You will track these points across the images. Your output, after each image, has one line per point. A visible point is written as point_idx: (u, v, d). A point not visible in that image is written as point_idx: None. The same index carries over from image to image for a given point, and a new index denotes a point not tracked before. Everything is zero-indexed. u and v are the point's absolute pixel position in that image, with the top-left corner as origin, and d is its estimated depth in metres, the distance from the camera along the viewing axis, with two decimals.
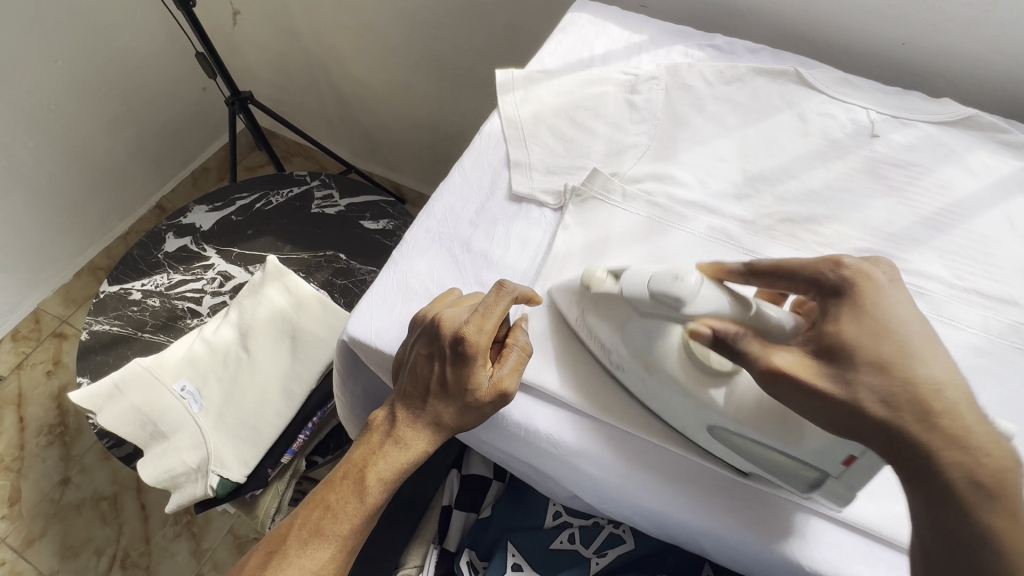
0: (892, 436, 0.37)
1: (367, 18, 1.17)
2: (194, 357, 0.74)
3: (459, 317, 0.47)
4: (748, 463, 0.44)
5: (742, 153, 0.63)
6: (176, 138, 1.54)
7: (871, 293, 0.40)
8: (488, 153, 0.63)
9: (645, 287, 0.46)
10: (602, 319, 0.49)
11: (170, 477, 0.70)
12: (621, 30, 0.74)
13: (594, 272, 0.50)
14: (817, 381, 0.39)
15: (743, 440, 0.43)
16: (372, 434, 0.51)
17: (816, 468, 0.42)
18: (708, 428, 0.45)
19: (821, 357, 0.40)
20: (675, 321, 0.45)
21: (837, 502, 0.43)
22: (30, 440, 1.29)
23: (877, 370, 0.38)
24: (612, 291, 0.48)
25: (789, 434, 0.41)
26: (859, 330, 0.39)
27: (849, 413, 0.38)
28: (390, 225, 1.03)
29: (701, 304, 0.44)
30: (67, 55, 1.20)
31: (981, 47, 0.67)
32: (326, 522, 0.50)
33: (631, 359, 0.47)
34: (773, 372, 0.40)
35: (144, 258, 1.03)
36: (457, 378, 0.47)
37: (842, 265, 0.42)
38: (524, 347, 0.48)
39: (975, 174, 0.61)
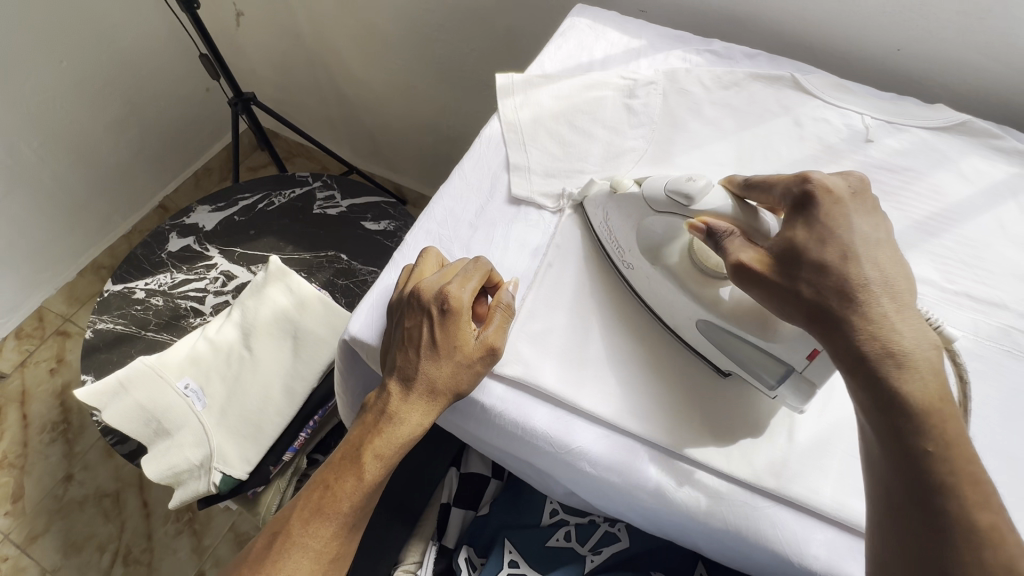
0: (825, 319, 0.39)
1: (370, 21, 1.18)
2: (197, 355, 0.75)
3: (439, 282, 0.49)
4: (725, 357, 0.49)
5: (739, 157, 0.64)
6: (178, 138, 1.55)
7: (830, 203, 0.42)
8: (488, 155, 0.64)
9: (662, 189, 0.50)
10: (623, 217, 0.53)
11: (173, 474, 0.71)
12: (620, 34, 0.76)
13: (623, 179, 0.54)
14: (769, 273, 0.42)
15: (726, 335, 0.48)
16: (366, 414, 0.50)
17: (783, 362, 0.46)
18: (698, 324, 0.50)
19: (776, 257, 0.42)
20: (682, 218, 0.49)
21: (799, 401, 0.47)
22: (33, 437, 1.30)
23: (816, 265, 0.40)
24: (635, 193, 0.52)
25: (764, 327, 0.46)
26: (810, 233, 0.42)
27: (791, 299, 0.41)
28: (391, 225, 1.04)
29: (709, 202, 0.47)
30: (70, 55, 1.21)
31: (974, 54, 0.68)
32: (326, 503, 0.49)
33: (641, 258, 0.53)
34: (737, 266, 0.43)
35: (147, 258, 1.04)
36: (446, 338, 0.48)
37: (807, 180, 0.44)
38: (508, 306, 0.51)
39: (967, 179, 0.62)
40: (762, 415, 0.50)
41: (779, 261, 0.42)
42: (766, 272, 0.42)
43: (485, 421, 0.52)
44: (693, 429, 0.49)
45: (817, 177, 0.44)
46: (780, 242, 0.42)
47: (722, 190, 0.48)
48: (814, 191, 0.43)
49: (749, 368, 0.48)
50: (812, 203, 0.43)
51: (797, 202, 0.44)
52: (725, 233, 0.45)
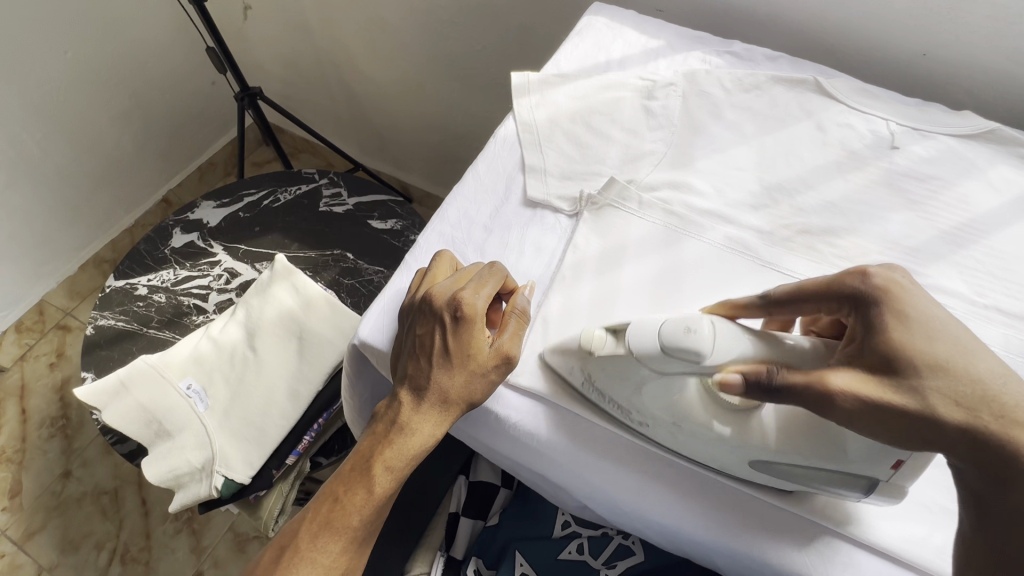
0: (975, 441, 0.35)
1: (380, 17, 1.16)
2: (201, 355, 0.74)
3: (452, 288, 0.47)
4: (790, 483, 0.43)
5: (760, 162, 0.63)
6: (184, 132, 1.53)
7: (904, 293, 0.39)
8: (502, 156, 0.62)
9: (655, 341, 0.42)
10: (614, 380, 0.45)
11: (174, 476, 0.69)
12: (638, 34, 0.74)
13: (593, 332, 0.46)
14: (887, 396, 0.37)
15: (790, 467, 0.42)
16: (376, 424, 0.48)
17: (864, 476, 0.41)
18: (750, 462, 0.43)
19: (879, 371, 0.38)
20: (698, 373, 0.42)
21: (891, 498, 0.42)
22: (31, 432, 1.29)
23: (937, 373, 0.37)
24: (615, 351, 0.44)
25: (836, 452, 0.40)
26: (909, 332, 0.38)
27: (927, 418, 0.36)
28: (398, 225, 1.03)
29: (720, 355, 0.40)
30: (77, 46, 1.20)
31: (1002, 60, 0.67)
32: (336, 515, 0.48)
33: (654, 412, 0.44)
34: (832, 398, 0.37)
35: (150, 253, 1.03)
36: (459, 346, 0.46)
37: (868, 275, 0.41)
38: (523, 312, 0.49)
39: (996, 188, 0.60)
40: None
41: (890, 383, 0.37)
42: (884, 396, 0.37)
43: (498, 430, 0.50)
44: None
45: (875, 273, 0.41)
46: (879, 355, 0.38)
47: (731, 332, 0.41)
48: (883, 286, 0.40)
49: (825, 488, 0.43)
50: (882, 298, 0.39)
51: (861, 304, 0.40)
52: (767, 381, 0.38)
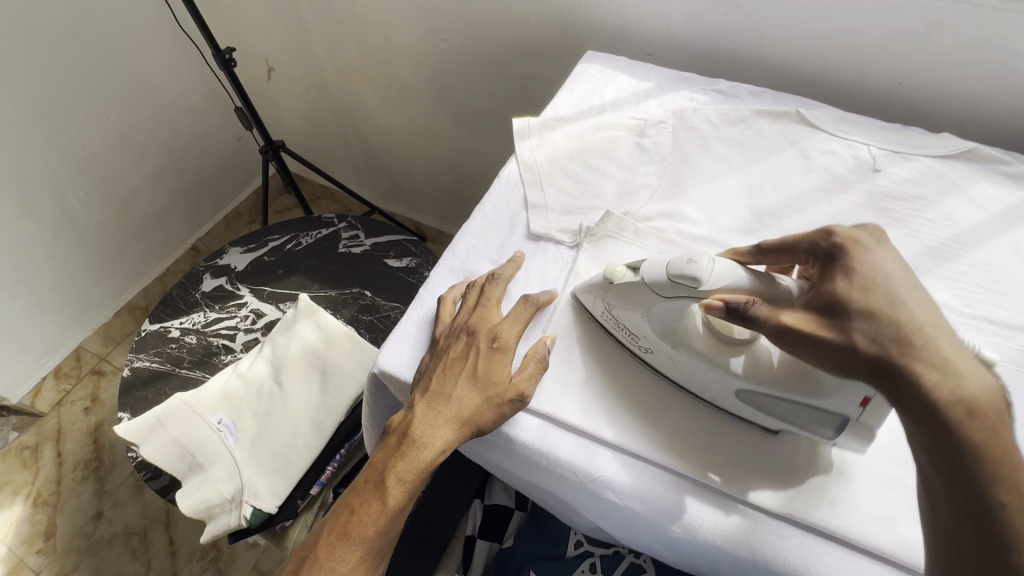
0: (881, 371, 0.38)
1: (392, 72, 1.26)
2: (230, 391, 0.78)
3: (482, 321, 0.53)
4: (772, 418, 0.48)
5: (749, 189, 0.67)
6: (212, 184, 1.64)
7: (858, 253, 0.43)
8: (506, 195, 0.67)
9: (663, 272, 0.48)
10: (625, 306, 0.52)
11: (205, 508, 0.72)
12: (629, 78, 0.80)
13: (615, 268, 0.52)
14: (819, 330, 0.41)
15: (770, 399, 0.47)
16: (389, 438, 0.51)
17: (835, 415, 0.45)
18: (737, 393, 0.48)
19: (823, 311, 0.41)
20: (694, 299, 0.48)
21: (863, 441, 0.47)
22: (66, 475, 1.34)
23: (865, 316, 0.40)
24: (636, 282, 0.50)
25: (810, 386, 0.45)
26: (850, 281, 0.42)
27: (839, 353, 0.40)
28: (413, 262, 1.08)
29: (716, 280, 0.46)
30: (117, 112, 1.31)
31: (976, 84, 0.71)
32: (354, 525, 0.51)
33: (659, 339, 0.51)
34: (783, 329, 0.42)
35: (182, 297, 1.09)
36: (481, 373, 0.50)
37: (832, 234, 0.45)
38: (542, 358, 0.52)
39: (978, 205, 0.63)
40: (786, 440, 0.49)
41: (822, 309, 0.41)
42: (817, 332, 0.41)
43: (508, 449, 0.52)
44: (747, 479, 0.48)
45: (839, 231, 0.45)
46: (818, 296, 0.42)
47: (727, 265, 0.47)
48: (841, 243, 0.44)
49: (800, 426, 0.47)
50: (839, 254, 0.43)
51: (823, 256, 0.44)
52: (744, 304, 0.44)
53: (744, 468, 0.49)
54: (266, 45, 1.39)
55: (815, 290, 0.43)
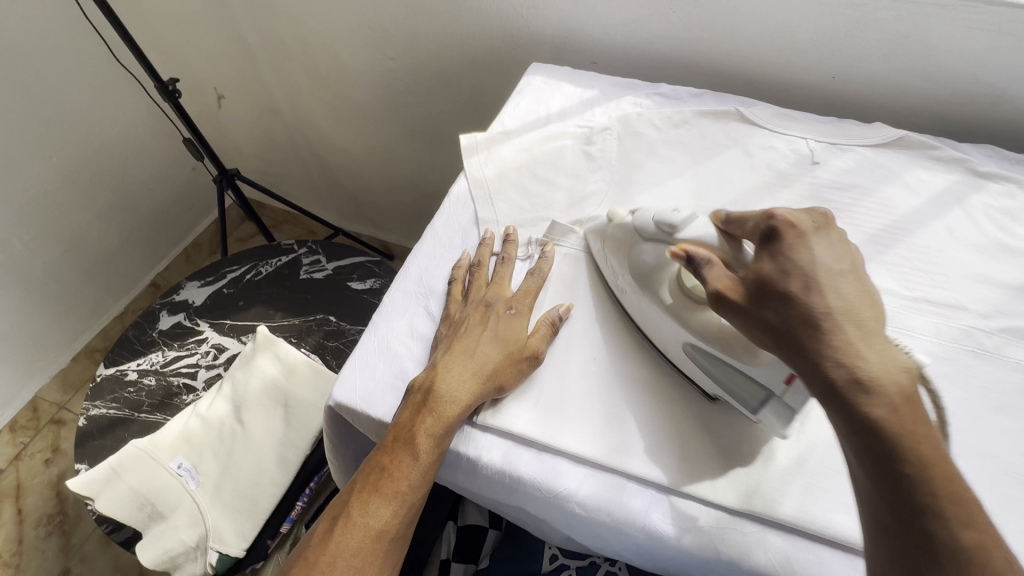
0: (786, 342, 0.41)
1: (343, 93, 1.24)
2: (189, 433, 0.75)
3: (499, 291, 0.58)
4: (711, 384, 0.50)
5: (695, 190, 0.68)
6: (167, 217, 1.60)
7: (794, 237, 0.44)
8: (457, 213, 0.67)
9: (650, 221, 0.53)
10: (615, 249, 0.57)
11: (169, 558, 0.69)
12: (574, 87, 0.81)
13: (617, 212, 0.58)
14: (741, 300, 0.44)
15: (710, 360, 0.49)
16: (413, 397, 0.51)
17: (761, 387, 0.47)
18: (683, 345, 0.50)
19: (749, 285, 0.44)
20: (667, 245, 0.52)
21: (780, 423, 0.47)
22: (28, 532, 1.27)
23: (783, 296, 0.42)
24: (628, 224, 0.56)
25: (747, 353, 0.46)
26: (775, 265, 0.44)
27: (754, 322, 0.43)
28: (377, 284, 1.07)
29: (690, 231, 0.51)
30: (61, 152, 1.27)
31: (903, 75, 0.73)
32: (384, 482, 0.49)
33: (631, 282, 0.55)
34: (715, 292, 0.45)
35: (139, 338, 1.05)
36: (502, 333, 0.54)
37: (773, 216, 0.46)
38: (553, 322, 0.56)
39: (913, 189, 0.66)
40: (737, 435, 0.50)
41: (750, 288, 0.44)
42: (739, 300, 0.44)
43: (472, 472, 0.52)
44: (710, 479, 0.48)
45: (780, 213, 0.46)
46: (750, 275, 0.44)
47: (705, 222, 0.52)
48: (778, 224, 0.46)
49: (733, 394, 0.48)
50: (776, 234, 0.45)
51: (763, 236, 0.46)
52: (703, 260, 0.46)
53: (704, 469, 0.49)
54: (213, 73, 1.37)
55: (750, 268, 0.45)
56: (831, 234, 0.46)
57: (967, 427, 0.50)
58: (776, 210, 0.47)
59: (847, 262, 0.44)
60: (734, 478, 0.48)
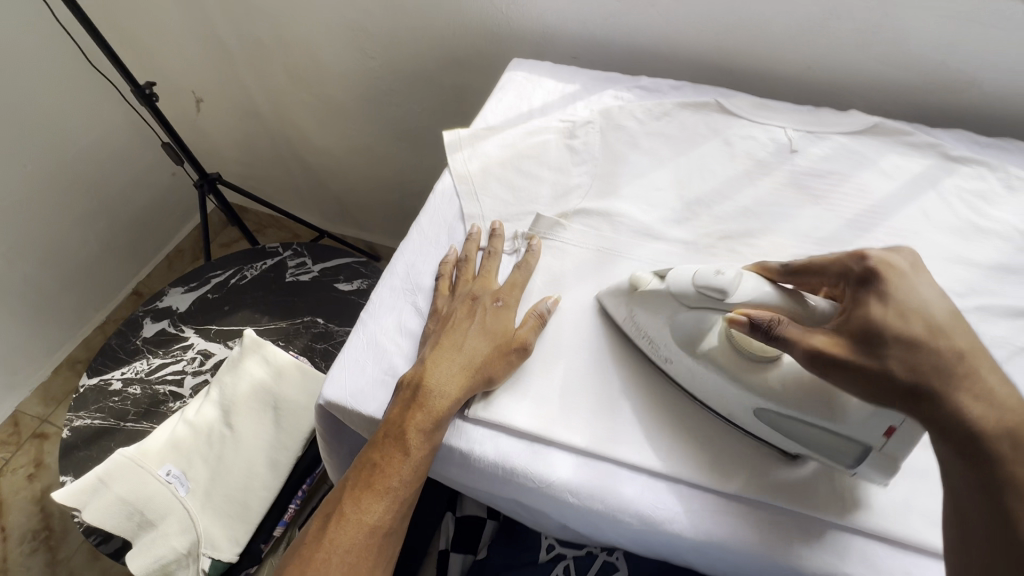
0: (909, 392, 0.39)
1: (324, 93, 1.23)
2: (178, 440, 0.74)
3: (485, 284, 0.58)
4: (800, 446, 0.47)
5: (678, 180, 0.69)
6: (148, 224, 1.57)
7: (894, 277, 0.43)
8: (442, 209, 0.67)
9: (690, 283, 0.49)
10: (653, 314, 0.52)
11: (160, 566, 0.68)
12: (555, 82, 0.81)
13: (641, 276, 0.54)
14: (849, 352, 0.41)
15: (797, 422, 0.46)
16: (403, 392, 0.51)
17: (856, 444, 0.44)
18: (754, 411, 0.47)
19: (855, 336, 0.41)
20: (719, 311, 0.49)
21: (883, 474, 0.45)
22: (13, 549, 1.24)
23: (899, 342, 0.40)
24: (660, 290, 0.52)
25: (834, 411, 0.44)
26: (885, 307, 0.42)
27: (870, 376, 0.40)
28: (364, 284, 1.06)
29: (744, 292, 0.47)
30: (34, 159, 1.24)
31: (876, 63, 0.75)
32: (375, 478, 0.49)
33: (679, 351, 0.51)
34: (813, 353, 0.42)
35: (122, 346, 1.04)
36: (490, 326, 0.54)
37: (866, 257, 0.45)
38: (541, 314, 0.56)
39: (889, 175, 0.67)
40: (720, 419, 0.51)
41: (855, 338, 0.41)
42: (849, 354, 0.41)
43: (464, 465, 0.52)
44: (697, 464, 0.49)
45: (872, 254, 0.45)
46: (852, 325, 0.42)
47: (755, 279, 0.48)
48: (875, 266, 0.44)
49: (822, 449, 0.46)
50: (872, 277, 0.43)
51: (856, 278, 0.44)
52: (766, 322, 0.44)
53: (692, 452, 0.50)
54: (191, 76, 1.35)
55: (850, 314, 0.43)
56: (925, 270, 0.45)
57: None
58: (867, 251, 0.45)
59: (948, 303, 0.43)
60: (723, 458, 0.49)
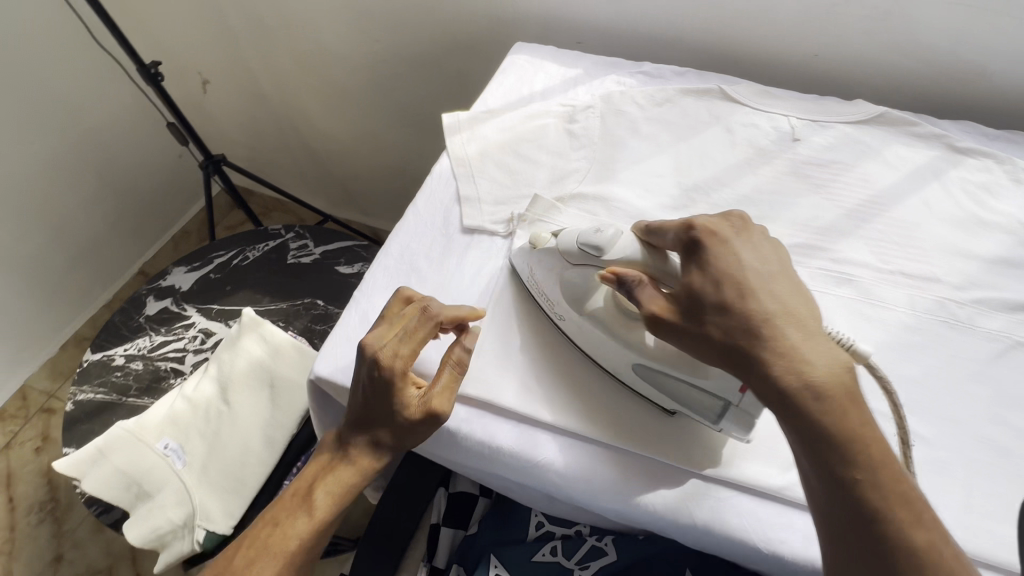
0: (741, 362, 0.40)
1: (327, 75, 1.23)
2: (176, 414, 0.75)
3: (382, 342, 0.50)
4: (661, 395, 0.49)
5: (677, 166, 0.68)
6: (154, 205, 1.59)
7: (716, 244, 0.45)
8: (438, 190, 0.67)
9: (574, 242, 0.51)
10: (546, 271, 0.54)
11: (157, 536, 0.70)
12: (557, 66, 0.80)
13: (540, 234, 0.55)
14: (682, 322, 0.43)
15: (663, 375, 0.48)
16: (322, 453, 0.55)
17: (716, 398, 0.46)
18: (633, 365, 0.50)
19: (685, 305, 0.43)
20: (597, 270, 0.50)
21: (743, 430, 0.47)
22: (20, 520, 1.27)
23: (720, 310, 0.42)
24: (552, 248, 0.53)
25: (693, 366, 0.46)
26: (705, 276, 0.43)
27: (702, 343, 0.42)
28: (364, 268, 1.07)
29: (618, 250, 0.49)
30: (42, 138, 1.25)
31: (884, 52, 0.74)
32: (274, 540, 0.52)
33: (568, 309, 0.52)
34: (655, 316, 0.44)
35: (126, 323, 1.05)
36: (385, 403, 0.49)
37: (692, 226, 0.46)
38: (456, 365, 0.50)
39: (892, 165, 0.66)
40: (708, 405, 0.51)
41: (683, 306, 0.43)
42: (678, 319, 0.43)
43: (451, 444, 0.52)
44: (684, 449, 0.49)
45: (699, 224, 0.46)
46: (682, 289, 0.44)
47: (631, 237, 0.50)
48: (700, 235, 0.45)
49: (692, 408, 0.48)
50: (699, 245, 0.45)
51: (687, 247, 0.46)
52: (635, 281, 0.45)
53: (678, 436, 0.50)
54: (196, 56, 1.35)
55: (682, 282, 0.44)
56: (753, 235, 0.46)
57: (941, 397, 0.51)
58: (694, 219, 0.46)
59: (775, 263, 0.44)
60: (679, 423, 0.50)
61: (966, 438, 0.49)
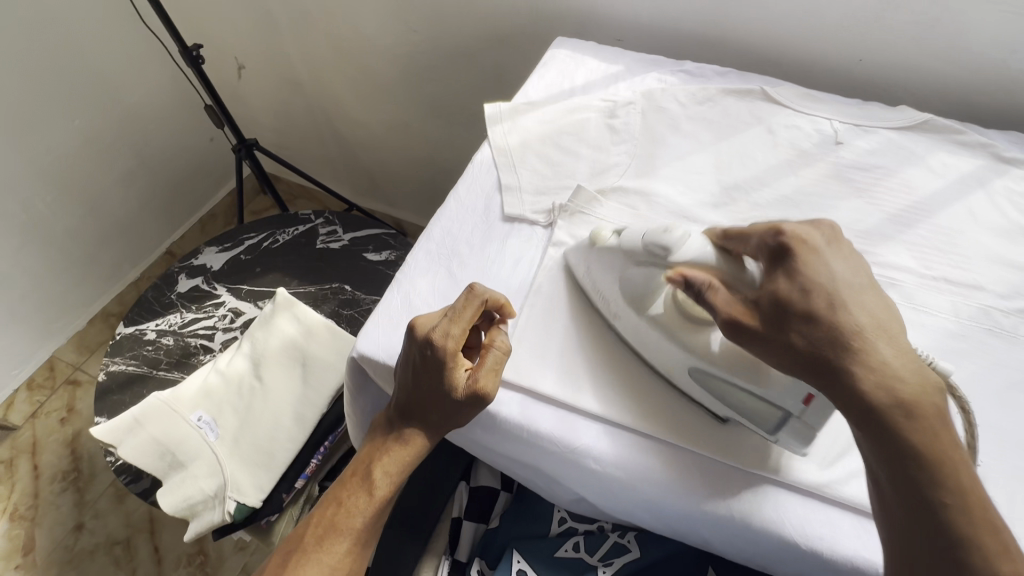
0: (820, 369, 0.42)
1: (362, 64, 1.24)
2: (210, 388, 0.77)
3: (432, 321, 0.51)
4: (720, 404, 0.49)
5: (718, 164, 0.68)
6: (186, 187, 1.62)
7: (807, 253, 0.45)
8: (480, 177, 0.68)
9: (640, 238, 0.51)
10: (603, 269, 0.55)
11: (188, 505, 0.71)
12: (599, 62, 0.81)
13: (600, 231, 0.56)
14: (760, 325, 0.44)
15: (727, 386, 0.48)
16: (375, 435, 0.56)
17: (777, 406, 0.47)
18: (688, 369, 0.50)
19: (765, 310, 0.44)
20: (664, 269, 0.50)
21: (800, 442, 0.47)
22: (44, 487, 1.30)
23: (806, 317, 0.42)
24: (614, 246, 0.54)
25: (758, 374, 0.46)
26: (793, 285, 0.44)
27: (779, 349, 0.43)
28: (392, 255, 1.08)
29: (685, 253, 0.49)
30: (83, 115, 1.28)
31: (930, 60, 0.73)
32: (340, 517, 0.54)
33: (626, 308, 0.53)
34: (731, 321, 0.45)
35: (158, 299, 1.07)
36: (434, 382, 0.50)
37: (781, 232, 0.46)
38: (501, 347, 0.52)
39: (936, 172, 0.66)
40: None
41: (763, 312, 0.44)
42: (757, 323, 0.44)
43: (489, 427, 0.53)
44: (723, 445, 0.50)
45: (788, 228, 0.46)
46: (765, 295, 0.44)
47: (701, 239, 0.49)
48: (789, 242, 0.45)
49: (748, 418, 0.48)
50: (789, 252, 0.45)
51: (773, 253, 0.46)
52: (703, 284, 0.46)
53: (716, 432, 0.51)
54: (234, 42, 1.37)
55: (764, 286, 0.45)
56: (840, 245, 0.46)
57: (983, 403, 0.51)
58: (784, 226, 0.46)
59: (864, 276, 0.45)
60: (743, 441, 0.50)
61: (1007, 446, 0.49)
